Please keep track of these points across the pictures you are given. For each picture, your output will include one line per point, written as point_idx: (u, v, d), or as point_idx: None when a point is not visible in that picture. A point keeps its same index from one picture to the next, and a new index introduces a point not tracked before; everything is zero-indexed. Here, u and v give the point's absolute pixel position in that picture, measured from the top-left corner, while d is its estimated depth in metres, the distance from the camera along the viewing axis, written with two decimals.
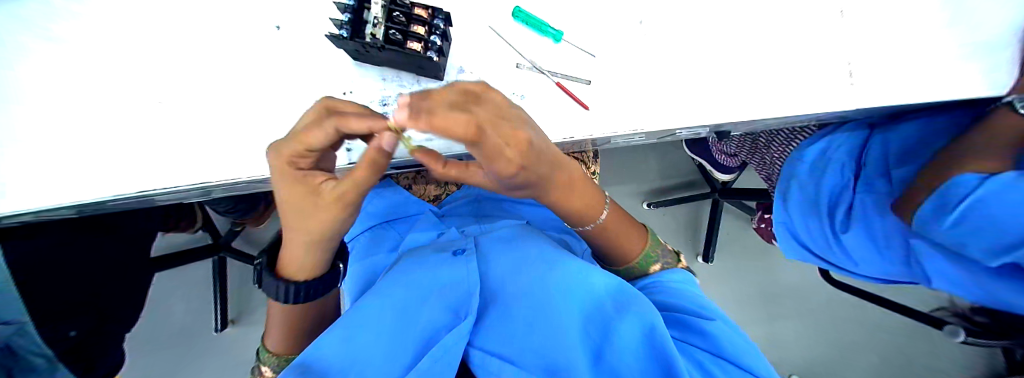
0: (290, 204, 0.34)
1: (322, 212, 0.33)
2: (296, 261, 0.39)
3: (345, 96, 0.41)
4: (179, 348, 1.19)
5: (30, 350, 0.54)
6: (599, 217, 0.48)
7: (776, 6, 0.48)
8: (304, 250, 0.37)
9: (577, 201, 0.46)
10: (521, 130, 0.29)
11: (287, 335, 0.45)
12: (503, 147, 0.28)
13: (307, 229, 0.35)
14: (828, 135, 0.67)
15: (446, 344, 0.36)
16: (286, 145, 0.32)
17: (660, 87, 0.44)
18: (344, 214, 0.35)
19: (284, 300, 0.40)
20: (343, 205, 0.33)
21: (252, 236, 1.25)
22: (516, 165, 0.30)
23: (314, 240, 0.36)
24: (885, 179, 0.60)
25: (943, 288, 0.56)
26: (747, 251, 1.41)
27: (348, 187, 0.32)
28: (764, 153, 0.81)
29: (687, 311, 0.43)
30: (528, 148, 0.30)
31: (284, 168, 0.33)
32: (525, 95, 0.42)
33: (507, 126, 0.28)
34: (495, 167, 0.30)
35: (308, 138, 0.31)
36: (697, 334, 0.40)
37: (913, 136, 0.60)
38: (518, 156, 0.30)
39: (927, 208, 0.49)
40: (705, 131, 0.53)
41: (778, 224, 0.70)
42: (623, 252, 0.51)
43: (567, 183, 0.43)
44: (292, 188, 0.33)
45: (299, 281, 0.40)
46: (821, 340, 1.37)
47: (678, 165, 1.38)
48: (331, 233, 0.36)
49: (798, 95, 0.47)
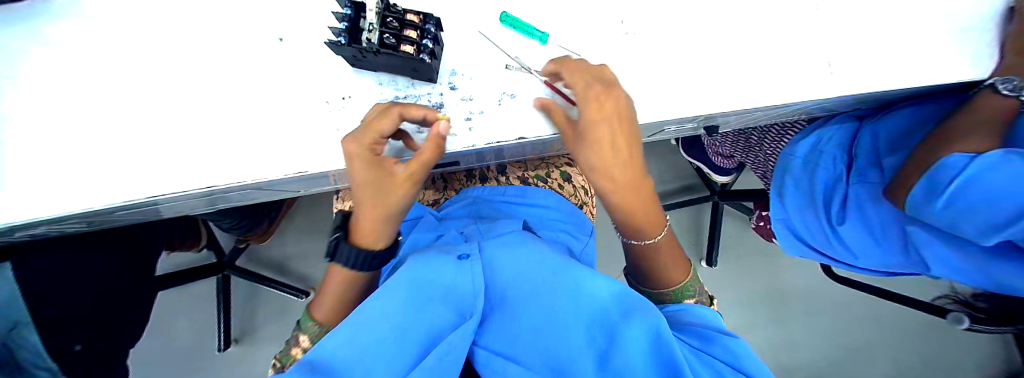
0: (367, 187, 0.41)
1: (398, 187, 0.41)
2: (371, 237, 0.44)
3: (343, 100, 0.43)
4: (183, 368, 1.18)
5: (35, 364, 0.54)
6: (658, 235, 0.49)
7: (755, 4, 0.49)
8: (379, 221, 0.43)
9: (639, 212, 0.47)
10: (616, 89, 0.41)
11: (334, 305, 0.48)
12: (591, 85, 0.41)
13: (389, 200, 0.41)
14: (817, 130, 0.69)
15: (452, 343, 0.35)
16: (363, 136, 0.39)
17: (646, 84, 0.46)
18: (414, 188, 0.42)
19: (355, 267, 0.45)
20: (415, 179, 0.41)
21: (256, 255, 1.25)
22: (601, 108, 0.40)
23: (389, 217, 0.43)
24: (876, 168, 0.60)
25: (945, 275, 0.56)
26: (751, 253, 1.40)
27: (421, 163, 0.40)
28: (757, 151, 0.83)
29: (712, 328, 0.42)
30: (614, 101, 0.40)
31: (362, 156, 0.39)
32: (515, 94, 0.45)
33: (597, 79, 0.41)
34: (583, 102, 0.40)
35: (381, 127, 0.39)
36: (721, 348, 0.38)
37: (900, 125, 0.61)
38: (603, 100, 0.40)
39: (917, 192, 0.50)
40: (693, 126, 0.55)
41: (776, 220, 0.71)
42: (663, 276, 0.50)
43: (632, 197, 0.45)
44: (370, 171, 0.40)
45: (370, 249, 0.45)
46: (832, 342, 1.35)
47: (675, 169, 1.39)
48: (403, 204, 0.43)
49: (782, 86, 0.48)
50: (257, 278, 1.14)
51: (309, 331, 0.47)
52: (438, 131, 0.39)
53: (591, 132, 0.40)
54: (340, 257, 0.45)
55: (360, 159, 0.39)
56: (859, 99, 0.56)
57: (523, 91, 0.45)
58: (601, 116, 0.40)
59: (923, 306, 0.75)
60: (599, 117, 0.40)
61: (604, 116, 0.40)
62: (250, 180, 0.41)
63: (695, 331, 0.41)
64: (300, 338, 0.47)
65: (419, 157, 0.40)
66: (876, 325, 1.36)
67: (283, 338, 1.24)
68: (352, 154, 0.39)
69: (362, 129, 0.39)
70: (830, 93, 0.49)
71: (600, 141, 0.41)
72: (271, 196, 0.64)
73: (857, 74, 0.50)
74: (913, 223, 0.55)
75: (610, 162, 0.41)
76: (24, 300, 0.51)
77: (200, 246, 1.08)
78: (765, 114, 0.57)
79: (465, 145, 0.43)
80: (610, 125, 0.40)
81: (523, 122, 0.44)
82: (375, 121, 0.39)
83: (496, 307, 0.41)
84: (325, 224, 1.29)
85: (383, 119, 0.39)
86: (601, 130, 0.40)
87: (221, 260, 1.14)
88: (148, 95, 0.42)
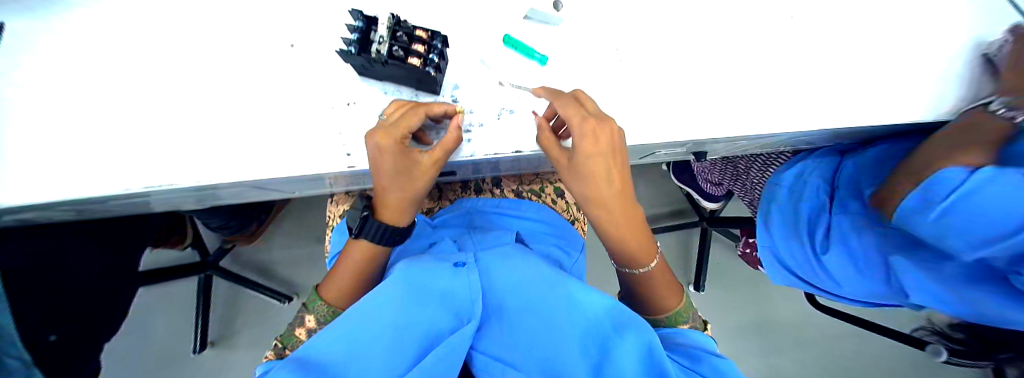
0: (395, 177, 0.42)
1: (426, 173, 0.43)
2: (397, 215, 0.47)
3: (347, 106, 0.44)
4: (154, 369, 1.14)
5: (9, 353, 0.50)
6: (648, 265, 0.51)
7: (744, 39, 0.52)
8: (401, 205, 0.46)
9: (631, 243, 0.49)
10: (609, 120, 0.43)
11: (345, 288, 0.49)
12: (586, 118, 0.42)
13: (413, 186, 0.44)
14: (802, 161, 0.72)
15: (451, 345, 0.36)
16: (395, 132, 0.39)
17: (637, 109, 0.48)
18: (436, 173, 0.44)
19: (378, 242, 0.47)
20: (440, 166, 0.43)
21: (242, 255, 1.24)
22: (596, 141, 0.42)
23: (415, 197, 0.46)
24: (857, 199, 0.63)
25: (926, 304, 0.57)
26: (738, 280, 1.42)
27: (449, 151, 0.42)
28: (745, 179, 0.86)
29: (699, 347, 0.42)
30: (608, 134, 0.42)
31: (393, 151, 0.40)
32: (514, 110, 0.46)
33: (592, 110, 0.43)
34: (580, 136, 0.42)
35: (410, 122, 0.40)
36: (708, 367, 0.38)
37: (880, 159, 0.63)
38: (600, 134, 0.42)
39: (912, 201, 0.49)
40: (683, 150, 0.57)
41: (763, 248, 0.73)
42: (656, 302, 0.51)
43: (629, 217, 0.48)
44: (398, 163, 0.41)
45: (398, 225, 0.48)
46: (817, 374, 1.35)
47: (666, 195, 1.41)
48: (426, 187, 0.45)
49: (766, 118, 0.51)
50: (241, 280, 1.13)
51: (316, 312, 0.48)
52: (457, 124, 0.41)
53: (586, 164, 0.43)
54: (365, 234, 0.47)
55: (391, 154, 0.40)
56: (840, 134, 0.59)
57: (521, 108, 0.46)
58: (596, 149, 0.42)
59: (904, 339, 0.77)
60: (594, 150, 0.42)
61: (598, 150, 0.42)
62: (248, 178, 0.41)
63: (684, 352, 0.41)
64: (305, 318, 0.48)
65: (447, 145, 0.41)
66: (858, 358, 1.38)
67: (264, 342, 1.21)
68: (383, 150, 0.40)
69: (391, 126, 0.40)
70: (813, 128, 0.52)
71: (594, 170, 0.43)
72: (266, 197, 0.64)
73: (837, 112, 0.53)
74: (899, 254, 0.56)
75: (601, 192, 0.45)
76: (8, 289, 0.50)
77: (186, 244, 1.06)
78: (752, 144, 0.60)
79: (465, 155, 0.45)
80: (602, 158, 0.43)
81: (520, 137, 0.46)
82: (403, 117, 0.40)
83: (495, 315, 0.41)
84: (315, 228, 1.28)
85: (411, 116, 0.40)
86: (594, 161, 0.43)
87: (205, 259, 1.12)
88: (156, 91, 0.43)
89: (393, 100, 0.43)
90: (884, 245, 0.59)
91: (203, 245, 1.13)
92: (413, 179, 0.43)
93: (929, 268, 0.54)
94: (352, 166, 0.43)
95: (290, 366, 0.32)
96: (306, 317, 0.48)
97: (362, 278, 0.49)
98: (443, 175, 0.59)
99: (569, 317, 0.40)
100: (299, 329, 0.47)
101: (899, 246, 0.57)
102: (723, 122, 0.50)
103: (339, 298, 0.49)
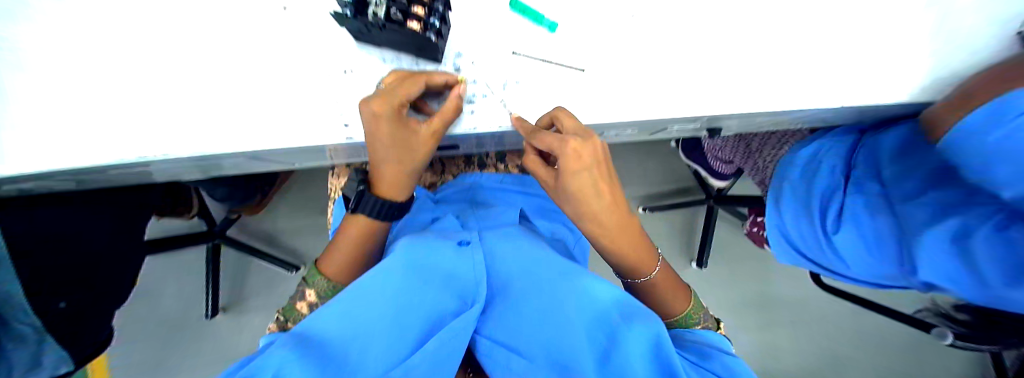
0: (391, 147, 0.40)
1: (424, 143, 0.42)
2: (393, 188, 0.46)
3: (344, 74, 0.42)
4: (168, 333, 1.18)
5: (19, 320, 0.53)
6: (649, 274, 0.51)
7: (769, 7, 0.49)
8: (399, 175, 0.44)
9: (632, 254, 0.48)
10: (590, 135, 0.39)
11: (346, 262, 0.48)
12: (565, 139, 0.38)
13: (411, 156, 0.42)
14: (817, 140, 0.70)
15: (456, 329, 0.36)
16: (394, 97, 0.37)
17: (651, 82, 0.46)
18: (435, 144, 0.43)
19: (377, 217, 0.46)
20: (439, 137, 0.42)
21: (248, 225, 1.25)
22: (579, 158, 0.38)
23: (410, 168, 0.44)
24: (875, 181, 0.61)
25: (934, 282, 0.53)
26: (741, 259, 1.42)
27: (448, 121, 0.41)
28: (757, 157, 0.83)
29: (713, 347, 0.44)
30: (590, 149, 0.39)
31: (390, 117, 0.37)
32: (520, 80, 0.44)
33: (571, 130, 0.39)
34: (564, 158, 0.38)
35: (409, 89, 0.38)
36: (720, 366, 0.40)
37: (901, 139, 0.61)
38: (583, 152, 0.38)
39: (967, 121, 0.45)
40: (696, 126, 0.55)
41: (771, 227, 0.72)
42: (663, 307, 0.51)
43: (620, 230, 0.45)
44: (395, 132, 0.39)
45: (394, 200, 0.46)
46: (814, 351, 1.37)
47: (673, 172, 1.39)
48: (424, 158, 0.44)
49: (786, 95, 0.48)
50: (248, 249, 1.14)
51: (317, 286, 0.48)
52: (459, 91, 0.40)
53: (573, 184, 0.40)
54: (362, 209, 0.46)
55: (388, 120, 0.38)
56: (865, 111, 0.56)
57: (528, 79, 0.44)
58: (581, 165, 0.39)
59: (908, 322, 0.77)
60: (579, 168, 0.39)
61: (583, 165, 0.39)
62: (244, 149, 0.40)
63: (696, 350, 0.43)
64: (306, 293, 0.48)
65: (448, 114, 0.40)
66: (856, 336, 1.39)
67: (273, 310, 1.24)
68: (380, 116, 0.37)
69: (389, 90, 0.37)
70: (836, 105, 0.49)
71: (583, 188, 0.40)
72: (266, 169, 0.63)
73: (864, 88, 0.50)
74: (940, 226, 0.50)
75: (593, 207, 0.42)
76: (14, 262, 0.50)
77: (192, 213, 1.07)
78: (769, 120, 0.57)
79: (465, 127, 0.43)
80: (589, 174, 0.40)
81: (526, 110, 0.44)
82: (402, 84, 0.38)
83: (498, 298, 0.42)
84: (319, 200, 1.28)
85: (411, 83, 0.38)
86: (581, 178, 0.39)
87: (213, 228, 1.13)
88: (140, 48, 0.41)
89: (393, 70, 0.41)
90: (912, 219, 0.54)
91: (209, 214, 1.14)
92: (412, 150, 0.42)
93: (956, 243, 0.49)
94: (349, 137, 0.42)
95: (291, 343, 0.32)
96: (306, 291, 0.48)
97: (361, 254, 0.48)
98: (446, 149, 0.58)
99: (578, 303, 0.39)
100: (300, 303, 0.48)
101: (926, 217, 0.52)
102: (740, 97, 0.47)
103: (339, 273, 0.48)
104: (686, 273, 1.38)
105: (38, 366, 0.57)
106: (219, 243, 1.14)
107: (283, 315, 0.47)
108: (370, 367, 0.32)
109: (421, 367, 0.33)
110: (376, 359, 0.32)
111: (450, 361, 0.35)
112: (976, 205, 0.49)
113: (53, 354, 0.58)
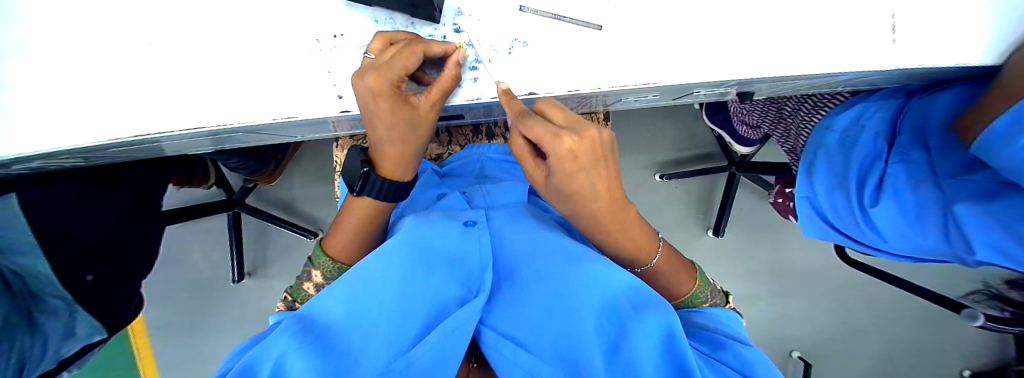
0: (393, 126, 0.38)
1: (425, 119, 0.39)
2: (398, 169, 0.43)
3: (335, 39, 0.39)
4: (199, 293, 1.25)
5: (49, 292, 0.56)
6: (649, 262, 0.48)
7: None
8: (403, 157, 0.42)
9: (628, 242, 0.45)
10: (587, 129, 0.35)
11: (347, 247, 0.48)
12: (559, 135, 0.34)
13: (415, 134, 0.40)
14: (860, 103, 0.63)
15: (459, 321, 0.37)
16: (391, 71, 0.34)
17: (676, 41, 0.41)
18: (436, 119, 0.40)
19: (383, 199, 0.44)
20: (439, 108, 0.39)
21: (265, 194, 1.27)
22: (574, 159, 0.35)
23: (415, 147, 0.41)
24: (922, 150, 0.55)
25: (991, 262, 0.48)
26: (762, 228, 1.37)
27: (446, 92, 0.38)
28: (788, 122, 0.77)
29: (728, 335, 0.43)
30: (587, 147, 0.35)
31: (388, 94, 0.35)
32: (528, 42, 0.40)
33: (565, 124, 0.35)
34: (557, 158, 0.34)
35: (406, 62, 0.35)
36: (733, 355, 0.39)
37: (948, 107, 0.53)
38: (578, 151, 0.35)
39: (998, 125, 0.40)
40: (723, 91, 0.50)
41: (800, 198, 0.68)
42: (670, 289, 0.49)
43: (620, 224, 0.43)
44: (395, 110, 0.37)
45: (401, 181, 0.44)
46: (829, 319, 1.36)
47: (694, 137, 1.32)
48: (427, 135, 0.41)
49: (832, 55, 0.42)
50: (267, 217, 1.16)
51: (322, 268, 0.48)
52: (455, 59, 0.37)
53: (569, 184, 0.37)
54: (368, 190, 0.43)
55: (387, 97, 0.35)
56: (923, 75, 0.49)
57: (537, 40, 0.40)
58: (576, 166, 0.35)
59: (938, 298, 0.73)
60: (575, 169, 0.35)
61: (579, 166, 0.35)
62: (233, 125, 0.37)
63: (707, 337, 0.42)
64: (312, 274, 0.48)
65: (447, 82, 0.37)
66: (876, 308, 1.36)
67: (293, 277, 1.28)
68: (377, 94, 0.35)
69: (385, 64, 0.34)
70: (889, 65, 0.43)
71: (580, 189, 0.37)
72: (268, 142, 0.61)
73: (924, 44, 0.43)
74: (966, 203, 0.47)
75: (588, 206, 0.39)
76: (38, 239, 0.52)
77: (210, 183, 1.08)
78: (808, 84, 0.51)
79: (466, 98, 0.40)
80: (586, 174, 0.36)
81: (534, 75, 0.40)
82: (397, 55, 0.35)
83: (505, 285, 0.42)
84: (331, 170, 1.28)
85: (406, 53, 0.35)
86: (577, 179, 0.36)
87: (231, 197, 1.14)
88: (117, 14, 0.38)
89: (379, 33, 0.37)
90: (954, 194, 0.49)
91: (227, 183, 1.15)
92: (415, 127, 0.39)
93: (1001, 223, 0.45)
94: (345, 110, 0.39)
95: (292, 331, 0.33)
96: (312, 272, 0.48)
97: (364, 236, 0.47)
98: (451, 120, 0.55)
99: (591, 291, 0.39)
100: (307, 284, 0.48)
101: (971, 195, 0.47)
102: (779, 58, 0.42)
103: (344, 256, 0.48)
104: (702, 242, 1.35)
105: (73, 335, 0.61)
106: (238, 212, 1.16)
107: (291, 295, 0.48)
108: (369, 358, 0.32)
109: (421, 360, 0.34)
110: (376, 349, 0.33)
111: (454, 356, 0.35)
112: (1014, 188, 0.44)
113: (85, 325, 0.60)
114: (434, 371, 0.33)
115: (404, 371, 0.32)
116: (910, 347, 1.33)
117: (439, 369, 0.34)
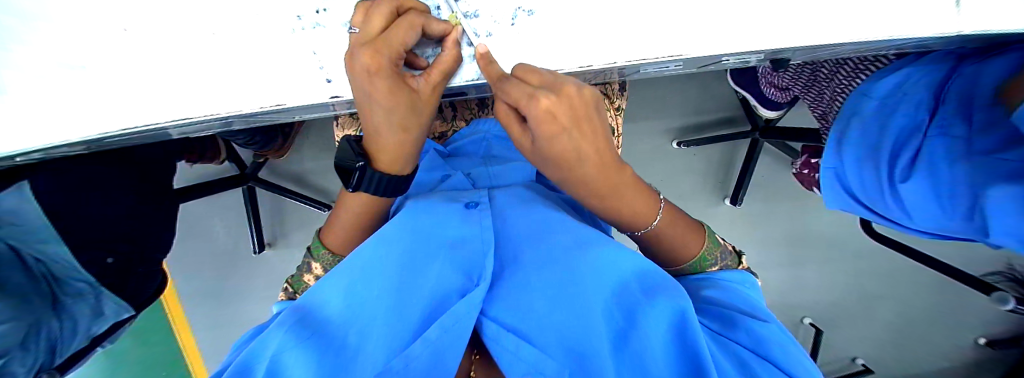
0: (392, 111, 0.35)
1: (426, 102, 0.37)
2: (397, 163, 0.40)
3: (317, 15, 0.35)
4: (219, 267, 1.29)
5: (70, 275, 0.57)
6: (650, 224, 0.45)
7: None
8: (402, 144, 0.38)
9: (627, 209, 0.43)
10: (563, 87, 0.32)
11: (346, 238, 0.47)
12: (535, 96, 0.31)
13: (416, 113, 0.37)
14: (904, 67, 0.57)
15: (457, 315, 0.35)
16: (388, 45, 0.32)
17: (698, 6, 0.35)
18: (436, 99, 0.38)
19: (382, 193, 0.41)
20: (441, 91, 0.37)
21: (277, 169, 1.27)
22: (553, 120, 0.32)
23: (416, 135, 0.39)
24: (966, 121, 0.49)
25: (1004, 244, 0.45)
26: (784, 198, 1.31)
27: (444, 75, 0.36)
28: (824, 86, 0.71)
29: (738, 309, 0.41)
30: (568, 107, 0.32)
31: (387, 72, 0.33)
32: (533, 10, 0.35)
33: (540, 84, 0.33)
34: (535, 120, 0.32)
35: (401, 35, 0.32)
36: (745, 333, 0.37)
37: (1002, 71, 0.46)
38: (557, 111, 0.32)
39: None
40: (755, 59, 0.45)
41: (824, 169, 0.63)
42: (677, 252, 0.47)
43: (613, 190, 0.40)
44: (394, 92, 0.34)
45: (399, 174, 0.41)
46: (842, 287, 1.35)
47: (716, 100, 1.25)
48: (428, 119, 0.39)
49: (881, 19, 0.37)
50: (282, 192, 1.16)
51: (322, 260, 0.48)
52: (455, 38, 0.35)
53: (551, 148, 0.34)
54: (366, 184, 0.40)
55: (387, 75, 0.33)
56: (978, 40, 0.44)
57: (543, 8, 0.35)
58: (557, 128, 0.33)
59: (969, 279, 0.70)
60: (556, 131, 0.33)
61: (559, 129, 0.33)
62: (221, 114, 0.35)
63: (717, 313, 0.40)
64: (312, 266, 0.48)
65: (449, 64, 0.36)
66: (896, 278, 1.32)
67: None
68: (375, 72, 0.32)
69: (380, 40, 0.32)
70: (946, 30, 0.37)
71: (566, 153, 0.35)
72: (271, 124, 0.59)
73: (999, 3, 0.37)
74: (996, 186, 0.43)
75: (578, 174, 0.37)
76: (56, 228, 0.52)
77: (222, 159, 1.08)
78: (849, 50, 0.45)
79: (468, 77, 0.37)
80: (568, 136, 0.34)
81: (538, 50, 0.36)
82: (393, 28, 0.32)
83: (508, 271, 0.40)
84: None
85: (404, 26, 0.32)
86: (560, 142, 0.34)
87: (245, 172, 1.13)
88: None
89: (359, 5, 0.34)
90: (984, 173, 0.45)
91: (239, 159, 1.14)
92: (415, 107, 0.36)
93: None
94: (337, 95, 0.37)
95: (291, 323, 0.32)
96: (312, 264, 0.48)
97: (363, 226, 0.46)
98: (455, 97, 0.51)
99: (596, 272, 0.37)
100: (307, 275, 0.48)
101: (999, 176, 0.43)
102: (816, 26, 0.36)
103: (344, 248, 0.48)
104: (716, 210, 1.32)
105: (102, 314, 0.62)
106: (252, 186, 1.15)
107: (291, 286, 0.48)
108: (369, 352, 0.32)
109: (421, 359, 0.32)
110: (374, 348, 0.32)
111: (456, 349, 0.34)
112: None
113: (110, 303, 0.62)
114: (434, 369, 0.32)
115: (404, 370, 0.31)
116: (926, 316, 1.31)
117: (438, 369, 0.32)
